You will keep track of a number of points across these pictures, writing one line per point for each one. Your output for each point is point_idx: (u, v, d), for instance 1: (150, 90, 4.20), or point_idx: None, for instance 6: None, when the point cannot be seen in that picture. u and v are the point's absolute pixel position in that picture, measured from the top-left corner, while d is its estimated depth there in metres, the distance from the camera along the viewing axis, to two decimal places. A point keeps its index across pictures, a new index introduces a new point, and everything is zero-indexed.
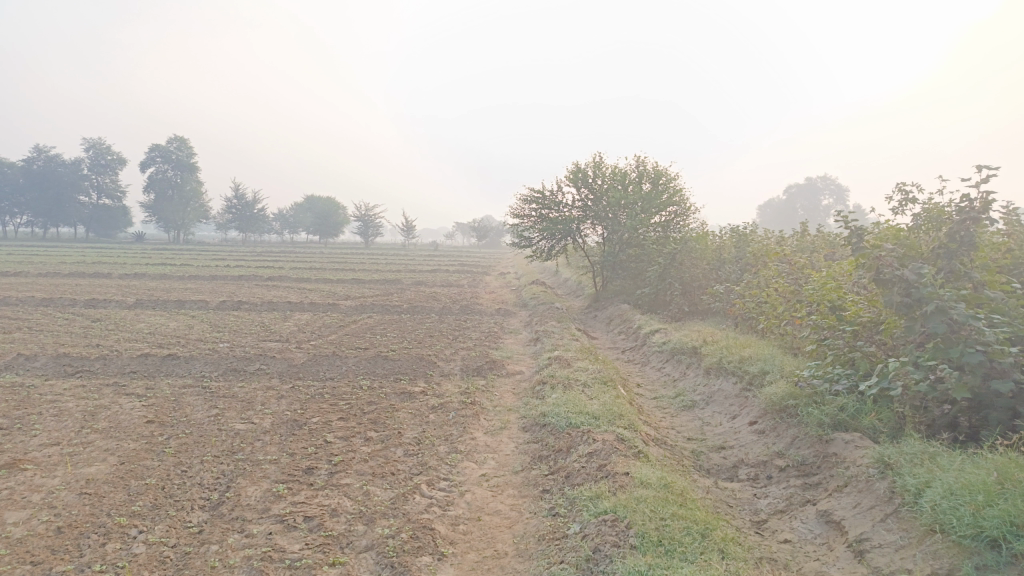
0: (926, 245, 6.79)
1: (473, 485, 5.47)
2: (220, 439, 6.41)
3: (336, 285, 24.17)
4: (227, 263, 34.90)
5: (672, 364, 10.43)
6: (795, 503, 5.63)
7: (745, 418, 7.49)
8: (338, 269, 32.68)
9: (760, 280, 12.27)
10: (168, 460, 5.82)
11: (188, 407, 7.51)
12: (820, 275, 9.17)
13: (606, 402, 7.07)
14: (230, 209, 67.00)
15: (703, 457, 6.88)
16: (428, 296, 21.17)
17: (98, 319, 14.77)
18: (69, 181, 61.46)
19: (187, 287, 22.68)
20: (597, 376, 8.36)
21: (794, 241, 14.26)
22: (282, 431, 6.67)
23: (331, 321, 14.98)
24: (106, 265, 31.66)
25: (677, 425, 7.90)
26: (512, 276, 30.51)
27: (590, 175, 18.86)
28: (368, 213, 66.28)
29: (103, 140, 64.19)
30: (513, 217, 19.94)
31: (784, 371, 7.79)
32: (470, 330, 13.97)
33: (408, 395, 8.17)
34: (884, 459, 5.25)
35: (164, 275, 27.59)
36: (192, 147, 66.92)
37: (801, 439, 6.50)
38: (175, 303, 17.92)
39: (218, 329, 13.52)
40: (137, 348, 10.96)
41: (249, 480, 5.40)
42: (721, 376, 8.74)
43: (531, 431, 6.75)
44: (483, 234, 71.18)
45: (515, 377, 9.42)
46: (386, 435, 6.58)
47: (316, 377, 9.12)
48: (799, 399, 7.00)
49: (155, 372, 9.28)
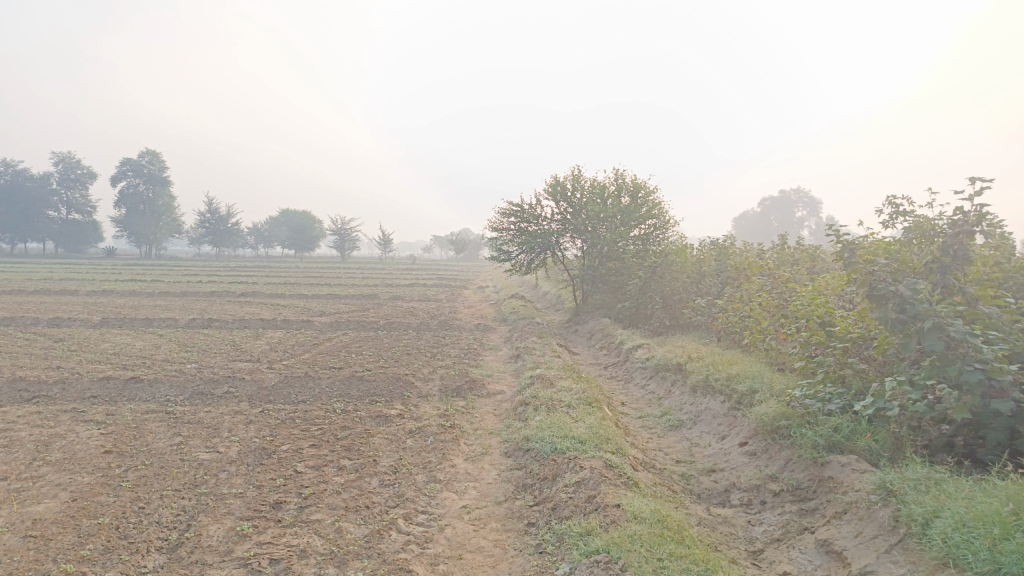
0: (919, 260, 6.62)
1: (453, 518, 5.14)
2: (182, 470, 6.01)
3: (311, 301, 23.69)
4: (200, 279, 34.18)
5: (657, 382, 10.17)
6: (792, 531, 5.37)
7: (735, 439, 7.24)
8: (314, 283, 32.13)
9: (744, 293, 12.09)
10: (125, 496, 5.41)
11: (150, 435, 7.08)
12: (806, 289, 8.97)
13: (592, 425, 6.77)
14: (203, 223, 66.01)
15: (693, 481, 6.60)
16: (405, 311, 20.78)
17: (60, 339, 14.17)
18: (37, 196, 60.19)
19: (157, 304, 22.07)
20: (582, 396, 8.06)
21: (775, 253, 14.13)
22: (249, 461, 6.28)
23: (305, 339, 14.54)
24: (73, 282, 30.76)
25: (664, 446, 7.62)
26: (490, 290, 30.17)
27: (569, 189, 18.66)
28: (344, 227, 65.63)
29: (73, 155, 63.04)
30: (491, 231, 19.66)
31: (773, 390, 7.55)
32: (449, 347, 13.62)
33: (384, 418, 7.81)
34: (884, 485, 5.01)
35: (133, 292, 26.89)
36: (164, 161, 65.90)
37: (795, 462, 6.26)
38: (143, 321, 17.34)
39: (187, 348, 13.03)
40: (99, 370, 10.46)
41: (212, 517, 5.01)
42: (708, 395, 8.49)
43: (514, 457, 6.43)
44: (461, 248, 70.82)
45: (496, 397, 9.09)
46: (360, 464, 6.22)
47: (288, 400, 8.71)
48: (791, 419, 6.76)
49: (117, 396, 8.81)
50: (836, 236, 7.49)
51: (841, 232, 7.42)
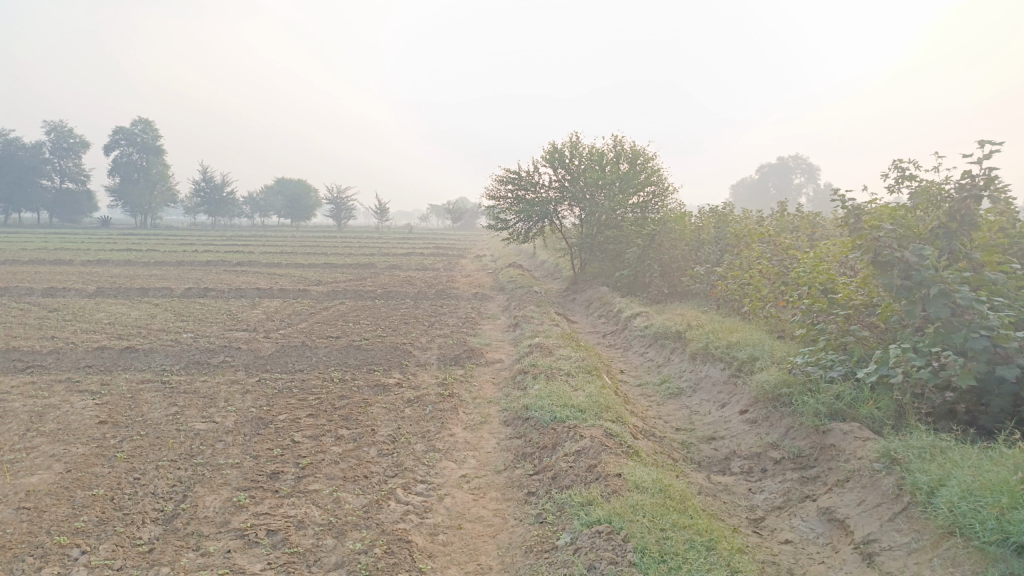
0: (924, 226, 6.51)
1: (453, 488, 5.08)
2: (178, 440, 5.94)
3: (308, 270, 23.55)
4: (196, 248, 34.00)
5: (656, 350, 10.11)
6: (794, 499, 5.33)
7: (736, 406, 7.19)
8: (311, 252, 31.96)
9: (743, 261, 11.99)
10: (120, 467, 5.34)
11: (146, 405, 7.00)
12: (808, 256, 8.86)
13: (592, 393, 6.70)
14: (198, 192, 65.49)
15: (694, 449, 6.55)
16: (402, 280, 20.67)
17: (55, 309, 14.05)
18: (30, 165, 59.59)
19: (152, 274, 21.92)
20: (581, 365, 7.99)
21: (774, 220, 14.00)
22: (246, 431, 6.21)
23: (302, 308, 14.45)
24: (68, 252, 30.55)
25: (664, 414, 7.58)
26: (487, 259, 30.02)
27: (567, 156, 18.43)
28: (340, 196, 65.18)
29: (65, 123, 62.28)
30: (488, 199, 19.46)
31: (775, 357, 7.48)
32: (447, 316, 13.54)
33: (382, 387, 7.75)
34: (888, 453, 4.95)
35: (129, 261, 26.74)
36: (157, 129, 65.12)
37: (796, 430, 6.21)
38: (138, 291, 17.20)
39: (183, 318, 12.94)
40: (94, 341, 10.36)
41: (208, 488, 4.95)
42: (708, 362, 8.42)
43: (513, 426, 6.37)
44: (458, 217, 70.43)
45: (495, 366, 9.03)
46: (358, 433, 6.15)
47: (285, 369, 8.64)
48: (793, 387, 6.69)
49: (112, 366, 8.72)
50: (842, 202, 7.38)
51: (847, 197, 7.28)
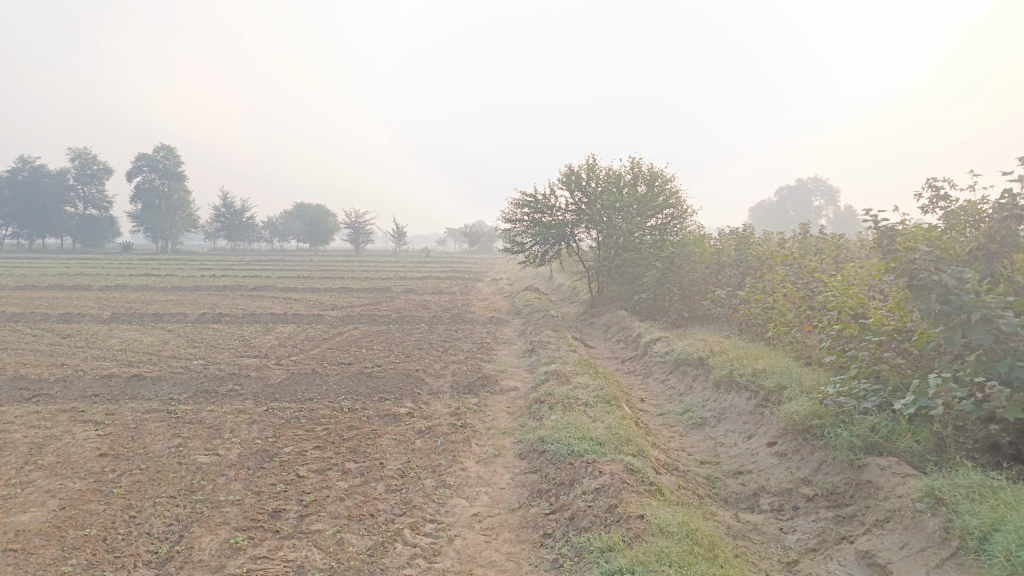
0: (962, 248, 6.17)
1: (464, 528, 4.79)
2: (179, 475, 5.70)
3: (323, 295, 23.44)
4: (214, 273, 34.07)
5: (677, 377, 9.77)
6: (830, 540, 4.97)
7: (763, 439, 6.83)
8: (327, 277, 31.93)
9: (766, 284, 11.64)
10: (116, 504, 5.10)
11: (149, 436, 6.78)
12: (836, 279, 8.51)
13: (612, 425, 6.37)
14: (218, 218, 66.09)
15: (720, 485, 6.20)
16: (418, 305, 20.47)
17: (68, 335, 13.97)
18: (54, 191, 60.50)
19: (168, 299, 21.90)
20: (599, 394, 7.67)
21: (797, 242, 13.66)
22: (250, 464, 5.96)
23: (316, 334, 14.24)
24: (88, 278, 30.73)
25: (687, 446, 7.23)
26: (504, 283, 29.81)
27: (583, 178, 18.24)
28: (358, 221, 65.50)
29: (89, 150, 63.28)
30: (504, 222, 19.26)
31: (803, 386, 7.12)
32: (462, 341, 13.28)
33: (393, 417, 7.47)
34: (933, 493, 4.58)
35: (146, 286, 26.82)
36: (179, 156, 65.99)
37: (829, 464, 5.85)
38: (153, 317, 17.12)
39: (195, 344, 12.77)
40: (103, 368, 10.20)
41: (206, 528, 4.68)
42: (733, 391, 8.07)
43: (529, 460, 6.06)
44: (475, 240, 70.47)
45: (510, 394, 8.73)
46: (366, 467, 5.88)
47: (295, 398, 8.40)
48: (825, 419, 6.32)
49: (119, 395, 8.54)
50: (874, 223, 7.04)
51: (877, 218, 6.95)
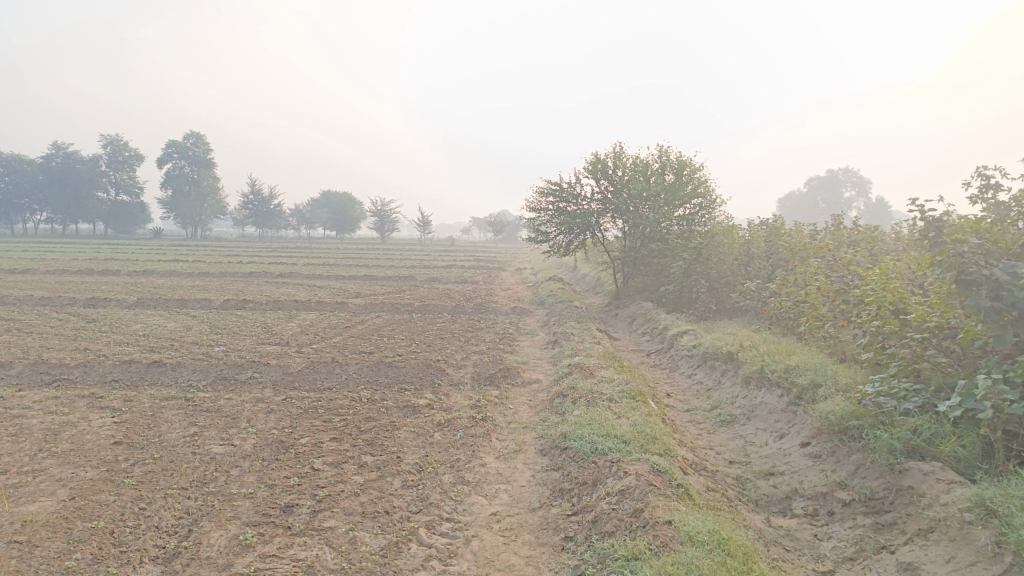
0: (1014, 241, 5.80)
1: (481, 528, 4.59)
2: (192, 466, 5.57)
3: (347, 282, 23.38)
4: (240, 259, 34.29)
5: (705, 372, 9.49)
6: (868, 549, 4.69)
7: (796, 439, 6.54)
8: (352, 264, 32.01)
9: (798, 277, 11.28)
10: (127, 495, 4.98)
11: (165, 424, 6.68)
12: (875, 272, 8.14)
13: (637, 422, 6.13)
14: (246, 205, 66.61)
15: (750, 486, 5.94)
16: (441, 293, 20.31)
17: (93, 320, 14.03)
18: (86, 177, 61.35)
19: (193, 285, 21.98)
20: (624, 388, 7.42)
21: (830, 234, 13.24)
22: (265, 455, 5.82)
23: (338, 322, 14.13)
24: (117, 262, 31.05)
25: (715, 445, 6.97)
26: (528, 272, 29.60)
27: (610, 167, 17.89)
28: (383, 209, 65.59)
29: (121, 137, 64.05)
30: (529, 211, 18.99)
31: (839, 384, 6.80)
32: (484, 331, 13.09)
33: (412, 409, 7.30)
34: (983, 503, 4.28)
35: (173, 272, 27.01)
36: (208, 144, 66.55)
37: (867, 468, 5.56)
38: (177, 302, 17.17)
39: (217, 331, 12.71)
40: (125, 353, 10.17)
41: (215, 523, 4.53)
42: (764, 388, 7.77)
43: (551, 457, 5.85)
44: (500, 229, 70.27)
45: (532, 387, 8.51)
46: (383, 461, 5.70)
47: (313, 387, 8.26)
48: (863, 420, 6.01)
49: (138, 381, 8.47)
50: (920, 213, 6.68)
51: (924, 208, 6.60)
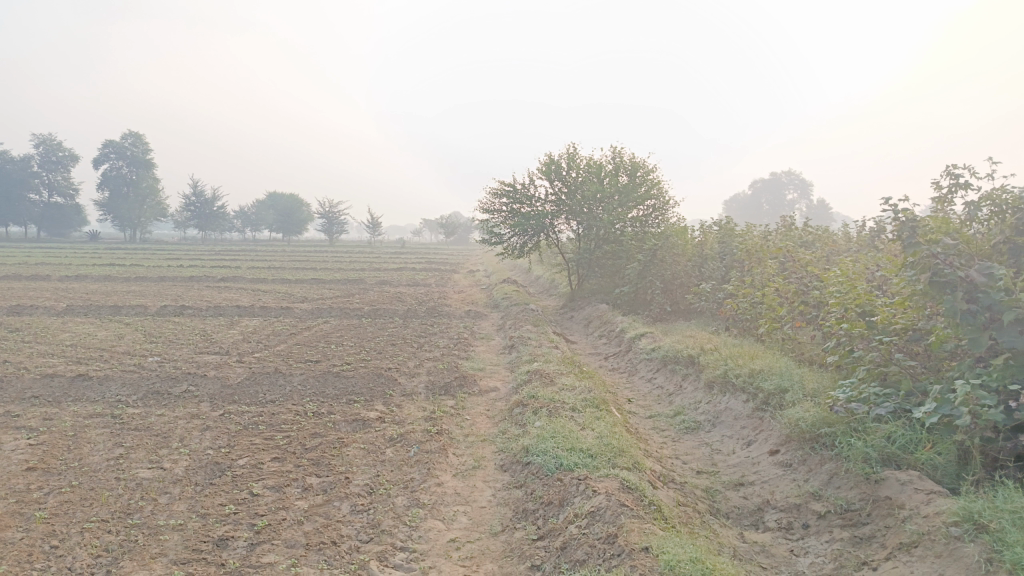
0: (985, 242, 5.68)
1: (439, 558, 4.18)
2: (114, 494, 5.00)
3: (293, 286, 22.60)
4: (181, 262, 32.97)
5: (665, 376, 9.24)
6: (848, 564, 4.45)
7: (765, 446, 6.31)
8: (300, 267, 31.07)
9: (755, 277, 11.15)
10: (37, 531, 4.40)
11: (87, 446, 6.06)
12: (839, 272, 8.00)
13: (603, 434, 5.80)
14: (188, 207, 64.41)
15: (720, 498, 5.66)
16: (392, 297, 19.72)
17: (15, 329, 13.03)
18: (17, 178, 58.44)
19: (129, 291, 20.91)
20: (587, 397, 7.08)
21: (783, 235, 13.20)
22: (198, 480, 5.29)
23: (283, 328, 13.48)
24: (49, 267, 29.47)
25: (681, 454, 6.69)
26: (481, 274, 29.23)
27: (563, 168, 17.62)
28: (332, 211, 64.31)
29: (54, 136, 61.25)
30: (482, 212, 18.59)
31: (807, 389, 6.61)
32: (437, 336, 12.63)
33: (362, 423, 6.83)
34: (971, 518, 4.07)
35: (107, 276, 25.73)
36: (148, 144, 64.21)
37: (842, 478, 5.34)
38: (111, 309, 16.19)
39: (152, 340, 11.94)
40: (47, 366, 9.38)
41: (138, 563, 4.02)
42: (728, 393, 7.54)
43: (512, 473, 5.47)
44: (451, 231, 69.72)
45: (489, 396, 8.12)
46: (330, 482, 5.24)
47: (255, 401, 7.71)
48: (834, 426, 5.80)
49: (61, 397, 7.76)
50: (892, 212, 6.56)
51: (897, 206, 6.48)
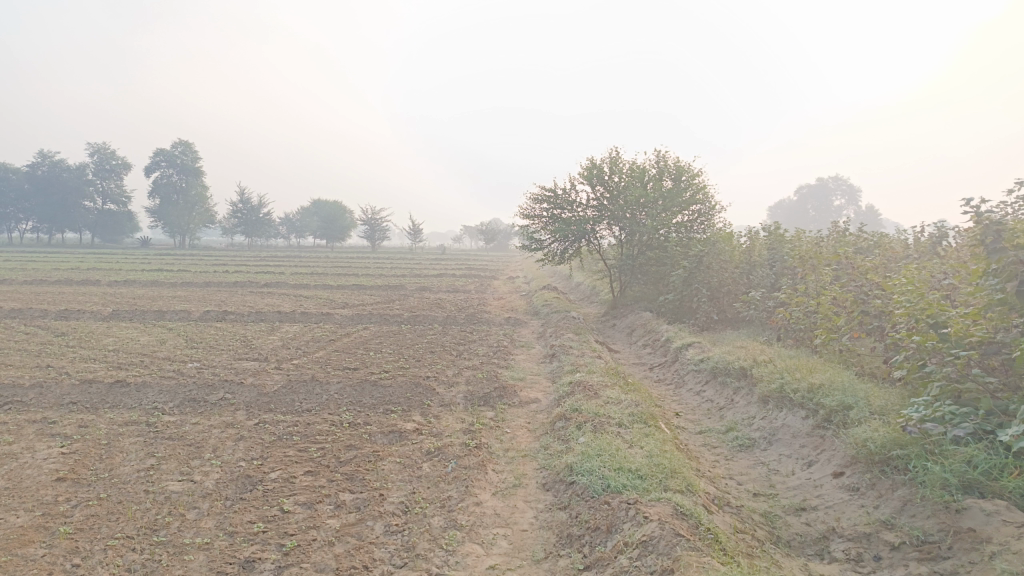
0: None
1: None
2: (141, 508, 4.82)
3: (334, 292, 22.62)
4: (225, 268, 33.39)
5: (715, 389, 8.81)
6: None
7: (828, 468, 5.86)
8: (341, 273, 31.20)
9: (808, 285, 10.63)
10: (60, 547, 4.23)
11: (119, 456, 5.92)
12: (906, 279, 7.49)
13: (652, 453, 5.43)
14: (234, 214, 65.56)
15: (780, 525, 5.23)
16: (432, 304, 19.56)
17: (62, 334, 13.17)
18: (73, 187, 60.25)
19: (174, 296, 21.17)
20: (633, 412, 6.71)
21: (837, 241, 12.62)
22: (228, 494, 5.08)
23: (322, 334, 13.37)
24: (100, 273, 30.12)
25: (736, 474, 6.27)
26: (522, 280, 29.01)
27: (605, 172, 17.23)
28: (373, 218, 64.83)
29: (108, 145, 63.02)
30: (522, 218, 18.30)
31: (873, 407, 6.14)
32: (476, 344, 12.37)
33: (398, 435, 6.58)
34: None
35: (155, 282, 26.21)
36: (197, 152, 65.59)
37: (917, 505, 4.86)
38: (155, 314, 16.33)
39: (193, 345, 11.91)
40: (88, 371, 9.38)
41: None
42: (785, 409, 7.08)
43: (555, 493, 5.14)
44: (492, 237, 69.66)
45: (530, 408, 7.81)
46: (363, 500, 4.98)
47: (291, 410, 7.53)
48: (906, 448, 5.33)
49: (98, 404, 7.70)
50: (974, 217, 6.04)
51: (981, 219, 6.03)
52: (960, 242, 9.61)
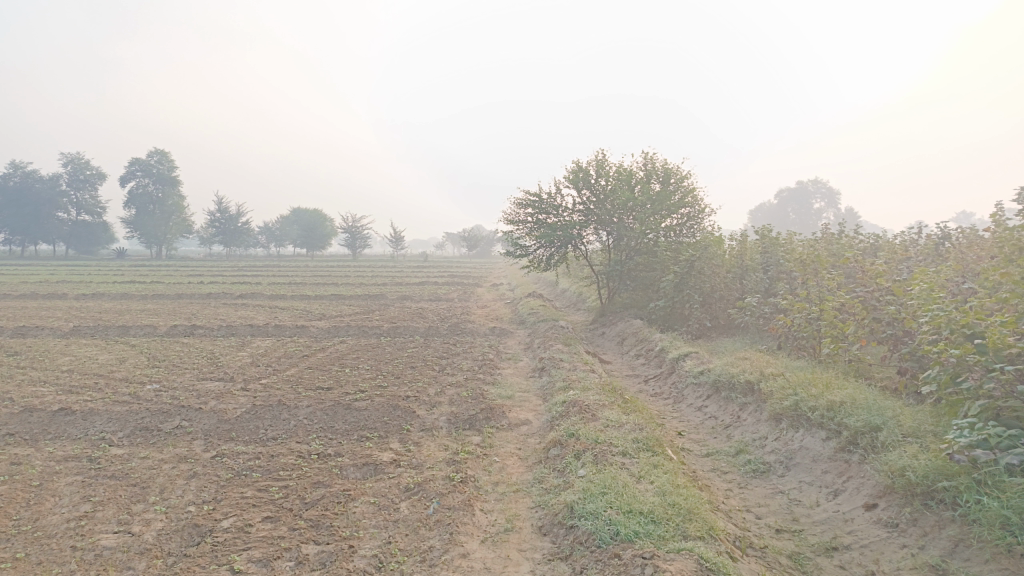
0: None
1: None
2: (63, 571, 4.05)
3: (311, 303, 21.77)
4: (200, 279, 32.27)
5: (718, 404, 8.16)
6: None
7: (860, 500, 5.20)
8: (320, 283, 30.40)
9: (810, 289, 10.02)
10: None
11: (50, 501, 5.14)
12: (923, 282, 6.88)
13: (664, 489, 4.75)
14: (212, 223, 64.27)
15: (811, 569, 4.57)
16: (414, 313, 18.79)
17: (15, 353, 12.25)
18: (45, 198, 58.77)
19: (144, 309, 20.23)
20: (637, 438, 6.02)
21: (837, 243, 12.06)
22: (171, 550, 4.33)
23: (296, 350, 12.56)
24: (68, 285, 28.91)
25: (753, 505, 5.60)
26: (506, 288, 28.32)
27: (591, 175, 16.57)
28: (355, 225, 63.87)
29: (81, 156, 61.56)
30: (506, 223, 17.59)
31: (903, 429, 5.51)
32: (460, 357, 11.65)
33: (374, 468, 5.84)
34: None
35: (125, 294, 25.18)
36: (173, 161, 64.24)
37: (971, 547, 4.20)
38: (119, 330, 15.41)
39: (155, 364, 11.05)
40: (35, 396, 8.55)
41: None
42: (802, 429, 6.43)
43: (553, 540, 4.44)
44: (473, 244, 68.97)
45: (521, 431, 7.10)
46: (330, 553, 4.24)
47: (255, 439, 6.76)
48: (952, 478, 4.67)
49: (38, 435, 6.88)
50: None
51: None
52: (971, 243, 9.04)
